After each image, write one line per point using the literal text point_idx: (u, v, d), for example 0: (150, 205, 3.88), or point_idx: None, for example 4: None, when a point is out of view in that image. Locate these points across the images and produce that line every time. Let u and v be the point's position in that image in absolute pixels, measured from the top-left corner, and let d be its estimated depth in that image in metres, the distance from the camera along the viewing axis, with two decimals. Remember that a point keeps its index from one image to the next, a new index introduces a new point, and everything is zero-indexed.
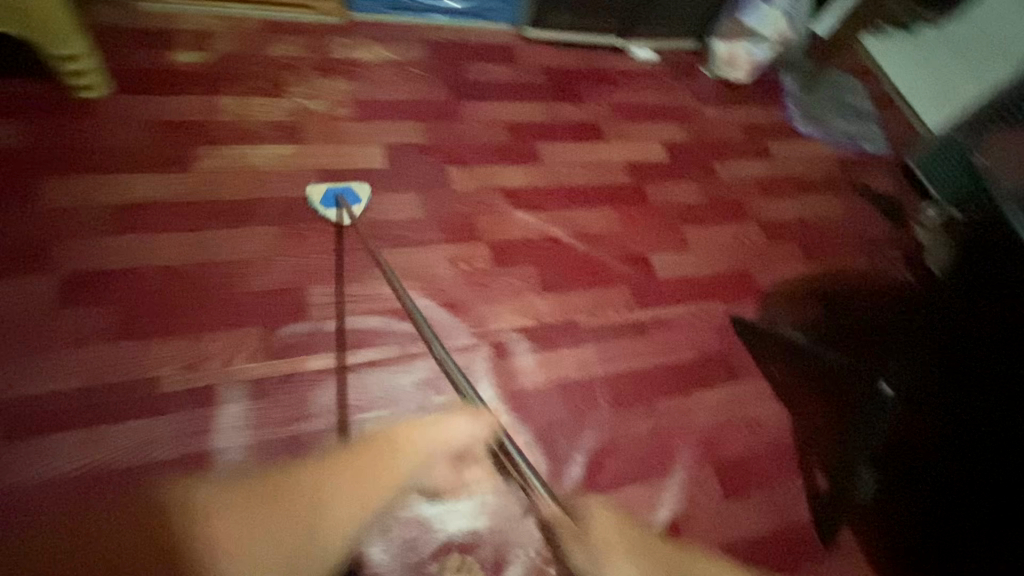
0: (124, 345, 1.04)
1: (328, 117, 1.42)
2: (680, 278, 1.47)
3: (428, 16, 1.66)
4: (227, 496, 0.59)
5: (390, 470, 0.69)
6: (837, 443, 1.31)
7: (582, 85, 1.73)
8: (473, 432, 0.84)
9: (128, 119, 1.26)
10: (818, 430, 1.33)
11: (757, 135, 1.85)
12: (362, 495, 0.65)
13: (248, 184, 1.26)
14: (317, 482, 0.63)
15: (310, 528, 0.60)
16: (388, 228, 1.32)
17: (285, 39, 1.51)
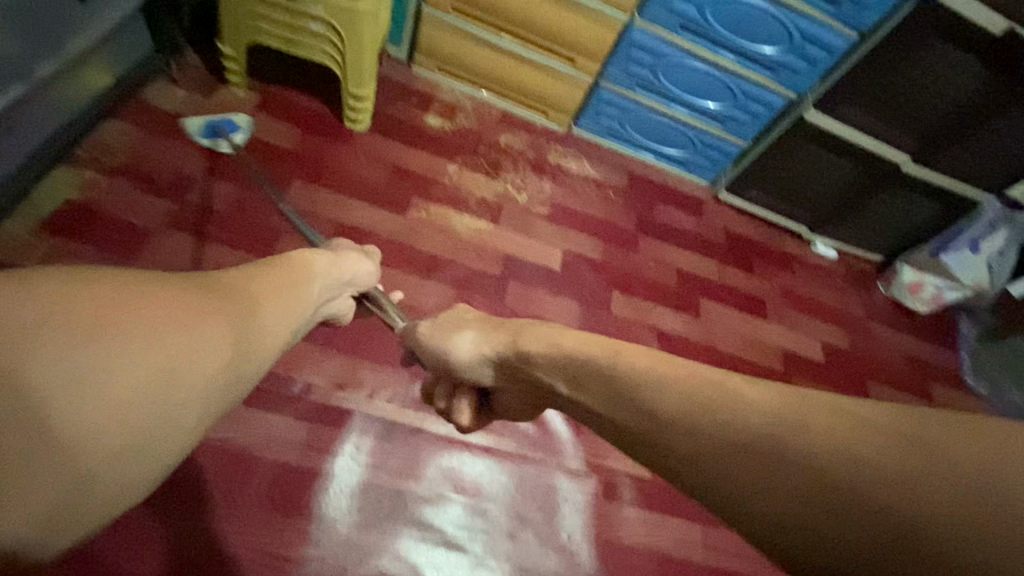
0: None
1: (525, 210, 1.54)
2: None
3: (639, 152, 1.78)
4: (94, 292, 0.44)
5: (280, 304, 0.62)
6: None
7: (757, 259, 1.75)
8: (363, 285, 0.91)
9: (371, 154, 1.44)
10: None
11: (921, 371, 1.74)
12: (273, 317, 0.60)
13: (442, 243, 1.38)
14: (224, 291, 0.54)
15: (235, 350, 0.51)
16: (542, 326, 1.36)
17: (513, 130, 1.68)
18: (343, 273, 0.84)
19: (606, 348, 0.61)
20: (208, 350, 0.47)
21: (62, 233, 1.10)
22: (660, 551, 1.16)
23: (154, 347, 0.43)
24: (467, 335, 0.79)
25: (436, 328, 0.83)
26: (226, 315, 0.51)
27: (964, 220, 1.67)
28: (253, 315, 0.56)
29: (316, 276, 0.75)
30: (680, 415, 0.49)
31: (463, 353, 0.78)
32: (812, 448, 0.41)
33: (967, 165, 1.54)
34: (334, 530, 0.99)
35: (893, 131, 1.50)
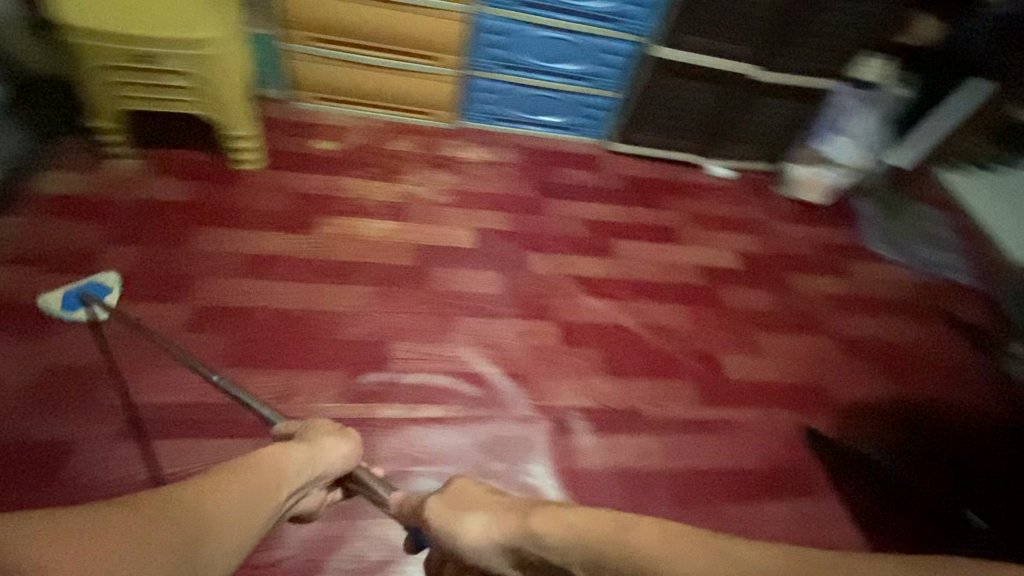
0: (226, 372, 1.17)
1: (430, 202, 1.62)
2: (751, 380, 1.44)
3: (525, 128, 1.89)
4: (88, 513, 0.53)
5: (232, 506, 0.67)
6: (898, 527, 1.27)
7: (658, 193, 1.86)
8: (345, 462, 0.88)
9: (270, 188, 1.51)
10: (890, 534, 1.26)
11: (833, 253, 1.86)
12: (243, 514, 0.68)
13: (354, 250, 1.44)
14: (194, 507, 0.62)
15: None
16: (467, 299, 1.43)
17: (404, 137, 1.77)
18: (322, 467, 0.84)
19: (575, 508, 0.62)
20: (169, 551, 0.55)
21: None
22: (621, 467, 1.22)
23: (108, 554, 0.50)
24: (478, 517, 0.69)
25: (449, 504, 0.74)
26: (192, 530, 0.59)
27: (828, 110, 1.85)
28: (230, 516, 0.66)
29: (289, 479, 0.78)
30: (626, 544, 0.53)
31: (436, 515, 0.73)
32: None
33: (806, 62, 1.70)
34: (300, 529, 1.00)
35: (732, 47, 1.65)
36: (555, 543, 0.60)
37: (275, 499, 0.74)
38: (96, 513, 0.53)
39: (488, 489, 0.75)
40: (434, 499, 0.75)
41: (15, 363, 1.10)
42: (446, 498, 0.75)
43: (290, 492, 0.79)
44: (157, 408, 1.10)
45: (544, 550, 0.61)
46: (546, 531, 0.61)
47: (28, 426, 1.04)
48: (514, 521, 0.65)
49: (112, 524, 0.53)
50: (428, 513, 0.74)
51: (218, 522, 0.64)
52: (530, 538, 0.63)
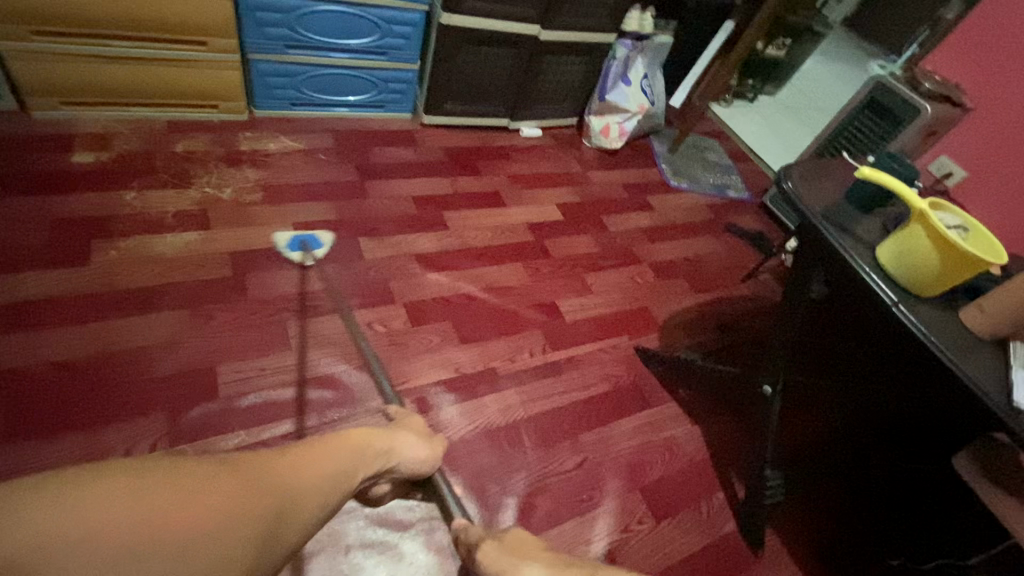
0: (7, 449, 0.97)
1: (237, 204, 1.47)
2: (589, 318, 1.59)
3: (333, 110, 1.79)
4: (156, 478, 0.49)
5: (308, 473, 0.63)
6: (719, 414, 1.49)
7: (479, 160, 1.91)
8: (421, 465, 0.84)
9: (19, 220, 1.25)
10: (712, 422, 1.47)
11: (639, 191, 2.08)
12: (321, 482, 0.64)
13: (153, 272, 1.26)
14: (276, 479, 0.58)
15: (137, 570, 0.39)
16: (301, 300, 1.34)
17: (189, 136, 1.57)
18: (399, 459, 0.81)
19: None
20: (250, 527, 0.52)
21: None
22: (487, 426, 1.28)
23: (186, 520, 0.47)
24: (534, 567, 0.69)
25: (503, 554, 0.74)
26: (272, 500, 0.55)
27: (612, 62, 2.02)
28: (311, 489, 0.62)
29: (371, 464, 0.74)
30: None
31: (493, 562, 0.73)
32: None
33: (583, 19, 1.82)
34: None
35: (517, 10, 1.71)
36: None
37: (356, 479, 0.71)
38: (174, 472, 0.50)
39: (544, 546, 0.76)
40: (491, 547, 0.76)
41: None
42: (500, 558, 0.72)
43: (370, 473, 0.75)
44: None
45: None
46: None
47: None
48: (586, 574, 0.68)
49: (193, 491, 0.49)
50: (485, 562, 0.74)
51: (300, 499, 0.59)
52: None
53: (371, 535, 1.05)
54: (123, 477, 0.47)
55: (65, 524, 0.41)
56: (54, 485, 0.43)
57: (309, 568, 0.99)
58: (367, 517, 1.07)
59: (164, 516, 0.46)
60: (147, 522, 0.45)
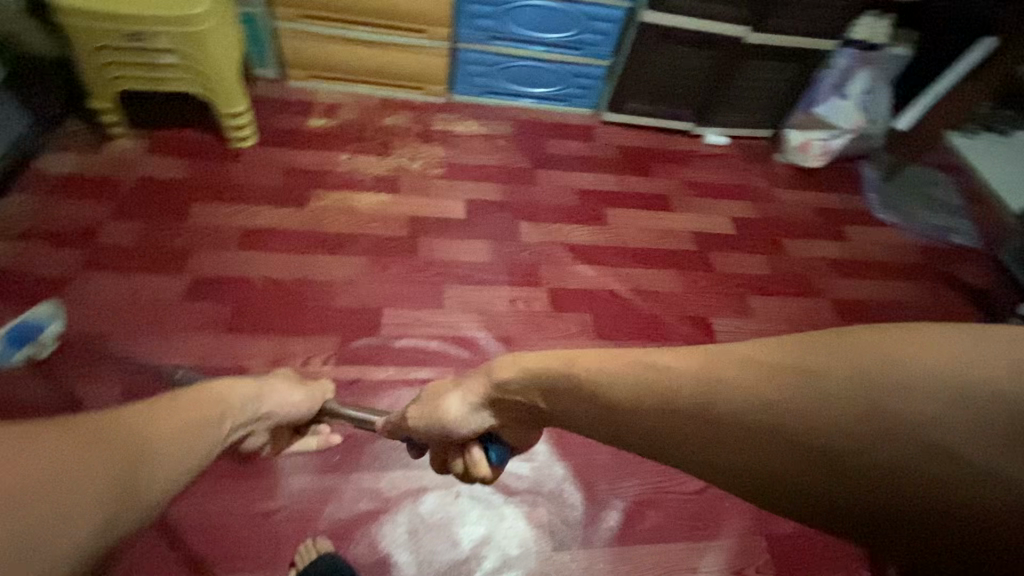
0: (224, 337, 1.22)
1: (422, 175, 1.64)
2: (742, 342, 1.45)
3: (518, 100, 1.89)
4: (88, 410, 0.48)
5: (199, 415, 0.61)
6: None
7: (652, 162, 1.86)
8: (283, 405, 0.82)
9: (264, 164, 1.55)
10: None
11: (831, 217, 1.84)
12: (213, 425, 0.63)
13: (347, 221, 1.47)
14: (162, 408, 0.56)
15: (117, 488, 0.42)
16: (459, 267, 1.45)
17: (397, 113, 1.80)
18: (267, 404, 0.78)
19: (533, 352, 0.56)
20: (165, 442, 0.51)
21: None
22: None
23: (117, 440, 0.45)
24: (452, 397, 0.63)
25: (421, 406, 0.68)
26: (168, 423, 0.54)
27: (830, 70, 1.79)
28: (200, 418, 0.61)
29: (238, 407, 0.70)
30: (614, 404, 0.45)
31: (419, 416, 0.68)
32: (747, 406, 0.37)
33: (800, 22, 1.67)
34: (294, 481, 1.06)
35: (723, 9, 1.63)
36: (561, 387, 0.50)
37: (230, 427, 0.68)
38: (72, 410, 0.45)
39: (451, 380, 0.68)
40: (412, 407, 0.70)
41: None
42: (438, 390, 0.67)
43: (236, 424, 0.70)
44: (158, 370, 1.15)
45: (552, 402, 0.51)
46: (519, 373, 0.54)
47: (42, 388, 1.10)
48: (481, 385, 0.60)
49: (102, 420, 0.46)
50: (412, 420, 0.69)
51: (193, 422, 0.59)
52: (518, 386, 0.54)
53: (481, 491, 1.10)
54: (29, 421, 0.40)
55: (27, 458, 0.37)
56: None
57: (422, 502, 1.07)
58: None
59: (92, 438, 0.43)
60: (91, 446, 0.42)
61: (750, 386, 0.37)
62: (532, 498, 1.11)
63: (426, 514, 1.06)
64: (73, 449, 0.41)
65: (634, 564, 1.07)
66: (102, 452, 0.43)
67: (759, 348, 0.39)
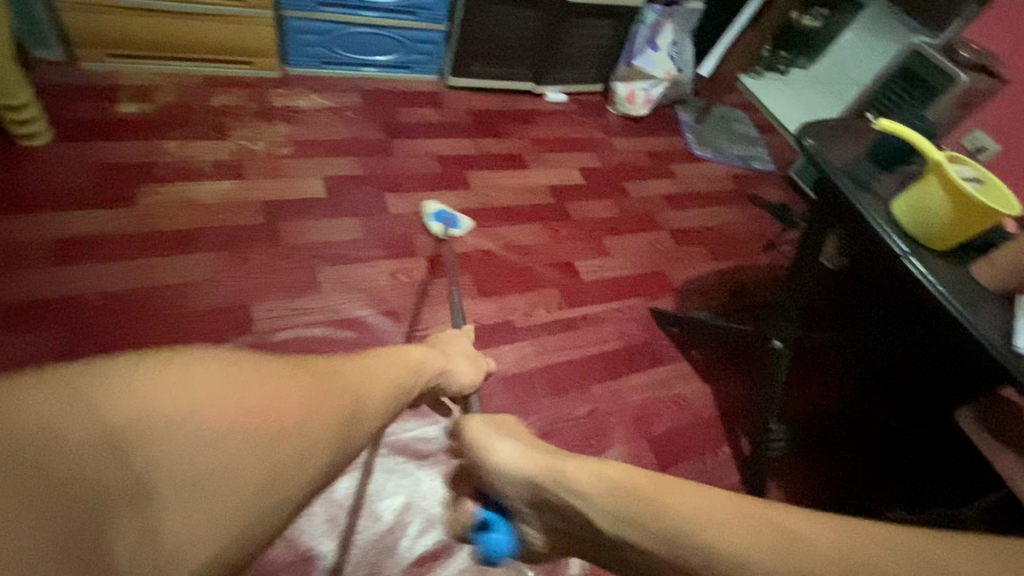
0: (65, 366, 1.06)
1: (269, 157, 1.53)
2: (606, 279, 1.62)
3: (360, 70, 1.83)
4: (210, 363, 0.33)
5: (373, 376, 0.46)
6: (729, 374, 1.52)
7: (503, 123, 1.93)
8: (465, 383, 0.75)
9: (69, 162, 1.33)
10: (723, 382, 1.50)
11: (662, 159, 2.08)
12: (394, 391, 0.48)
13: (191, 215, 1.34)
14: (343, 375, 0.42)
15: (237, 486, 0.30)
16: (329, 248, 1.41)
17: (225, 91, 1.63)
18: (448, 379, 0.71)
19: (621, 461, 0.45)
20: (331, 427, 0.36)
21: None
22: (504, 373, 1.33)
23: (257, 414, 0.32)
24: (514, 445, 0.52)
25: (483, 431, 0.57)
26: (343, 398, 0.39)
27: (639, 28, 2.00)
28: (376, 388, 0.45)
29: (421, 380, 0.58)
30: (679, 534, 0.38)
31: (474, 434, 0.57)
32: (851, 573, 0.34)
33: None
34: None
35: None
36: (589, 482, 0.44)
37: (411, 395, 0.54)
38: (231, 350, 0.35)
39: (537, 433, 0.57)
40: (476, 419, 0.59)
41: None
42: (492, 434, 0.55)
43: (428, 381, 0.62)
44: None
45: (567, 495, 0.45)
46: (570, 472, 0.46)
47: None
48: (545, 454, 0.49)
49: (258, 381, 0.34)
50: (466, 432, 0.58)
51: (369, 398, 0.43)
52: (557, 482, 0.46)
53: (393, 462, 1.13)
54: (180, 357, 0.32)
55: (110, 408, 0.27)
56: (55, 373, 0.27)
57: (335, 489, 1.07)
58: (390, 447, 1.14)
59: (210, 418, 0.30)
60: (205, 419, 0.30)
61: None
62: (444, 457, 1.16)
63: (341, 497, 1.06)
64: (178, 425, 0.28)
65: None
66: (210, 434, 0.29)
67: (697, 510, 0.39)
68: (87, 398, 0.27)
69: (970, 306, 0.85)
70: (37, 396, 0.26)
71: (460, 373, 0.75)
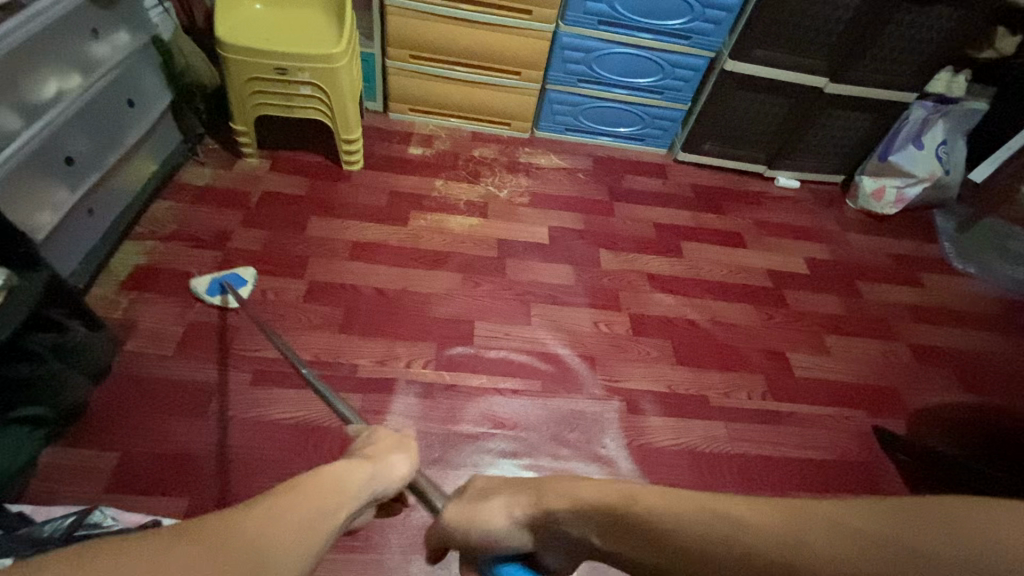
0: (337, 336, 1.33)
1: (509, 203, 1.76)
2: (821, 379, 1.47)
3: (598, 138, 2.02)
4: (52, 559, 0.34)
5: (272, 515, 0.46)
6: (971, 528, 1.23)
7: (725, 201, 1.93)
8: (401, 477, 0.67)
9: (370, 185, 1.71)
10: None
11: (907, 263, 1.84)
12: (306, 525, 0.48)
13: (443, 240, 1.60)
14: (223, 540, 0.41)
15: None
16: (543, 288, 1.54)
17: (486, 146, 1.95)
18: (383, 481, 0.64)
19: (598, 483, 0.55)
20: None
21: (136, 290, 1.33)
22: (691, 448, 1.28)
23: None
24: (499, 502, 0.59)
25: (461, 506, 0.62)
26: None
27: (899, 122, 1.86)
28: (283, 542, 0.45)
29: (353, 494, 0.58)
30: (659, 533, 0.47)
31: (451, 516, 0.61)
32: (782, 552, 0.41)
33: (879, 74, 1.73)
34: None
35: (809, 61, 1.71)
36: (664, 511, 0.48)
37: (341, 516, 0.54)
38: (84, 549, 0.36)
39: (505, 478, 0.64)
40: (449, 504, 0.62)
41: (169, 318, 1.31)
42: (469, 500, 0.62)
43: (370, 495, 0.62)
44: (280, 361, 1.28)
45: (566, 526, 0.55)
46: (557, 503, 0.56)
47: (181, 369, 1.23)
48: (533, 500, 0.57)
49: None
50: (445, 520, 0.61)
51: (273, 559, 0.43)
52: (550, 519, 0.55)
53: None
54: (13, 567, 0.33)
55: None
56: None
57: None
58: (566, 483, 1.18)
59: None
60: None
61: (849, 558, 0.38)
62: None
63: None
64: None
65: None
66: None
67: (782, 507, 0.43)
68: None
69: None
70: None
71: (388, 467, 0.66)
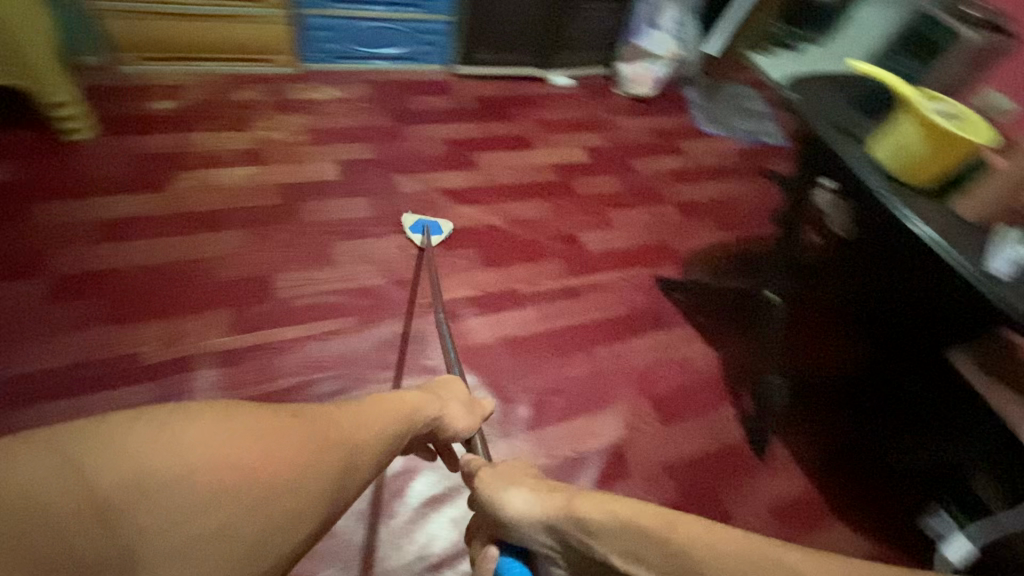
0: (107, 330, 1.18)
1: (288, 144, 1.64)
2: (610, 249, 1.67)
3: (372, 63, 1.93)
4: (215, 417, 0.50)
5: (357, 417, 0.61)
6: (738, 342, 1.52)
7: (509, 107, 2.00)
8: (464, 427, 0.82)
9: (112, 154, 1.46)
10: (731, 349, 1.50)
11: (667, 135, 2.11)
12: (384, 430, 0.64)
13: (217, 198, 1.45)
14: (328, 427, 0.57)
15: (231, 504, 0.47)
16: (343, 225, 1.50)
17: (248, 87, 1.76)
18: (448, 422, 0.79)
19: (624, 496, 0.60)
20: (316, 476, 0.53)
21: None
22: (509, 337, 1.40)
23: (254, 463, 0.49)
24: (522, 491, 0.66)
25: (495, 478, 0.70)
26: (338, 456, 0.56)
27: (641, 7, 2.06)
28: (290, 460, 0.51)
29: (423, 420, 0.72)
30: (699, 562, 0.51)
31: (484, 484, 0.69)
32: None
33: None
34: None
35: None
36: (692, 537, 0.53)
37: (409, 431, 0.69)
38: (220, 409, 0.51)
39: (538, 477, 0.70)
40: (486, 473, 0.71)
41: None
42: (508, 485, 0.69)
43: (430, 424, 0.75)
44: (39, 374, 1.10)
45: (584, 530, 0.59)
46: (583, 509, 0.60)
47: None
48: (559, 500, 0.63)
49: (225, 431, 0.49)
50: (477, 489, 0.69)
51: (356, 452, 0.58)
52: (571, 517, 0.60)
53: None
54: (178, 415, 0.49)
55: (97, 475, 0.43)
56: (100, 427, 0.45)
57: None
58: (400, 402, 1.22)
59: (213, 467, 0.47)
60: (202, 469, 0.46)
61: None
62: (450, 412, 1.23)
63: None
64: (172, 479, 0.45)
65: (548, 441, 1.24)
66: (217, 473, 0.47)
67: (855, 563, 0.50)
68: (113, 461, 0.43)
69: (950, 242, 0.85)
70: (76, 455, 0.43)
71: (466, 418, 0.83)
